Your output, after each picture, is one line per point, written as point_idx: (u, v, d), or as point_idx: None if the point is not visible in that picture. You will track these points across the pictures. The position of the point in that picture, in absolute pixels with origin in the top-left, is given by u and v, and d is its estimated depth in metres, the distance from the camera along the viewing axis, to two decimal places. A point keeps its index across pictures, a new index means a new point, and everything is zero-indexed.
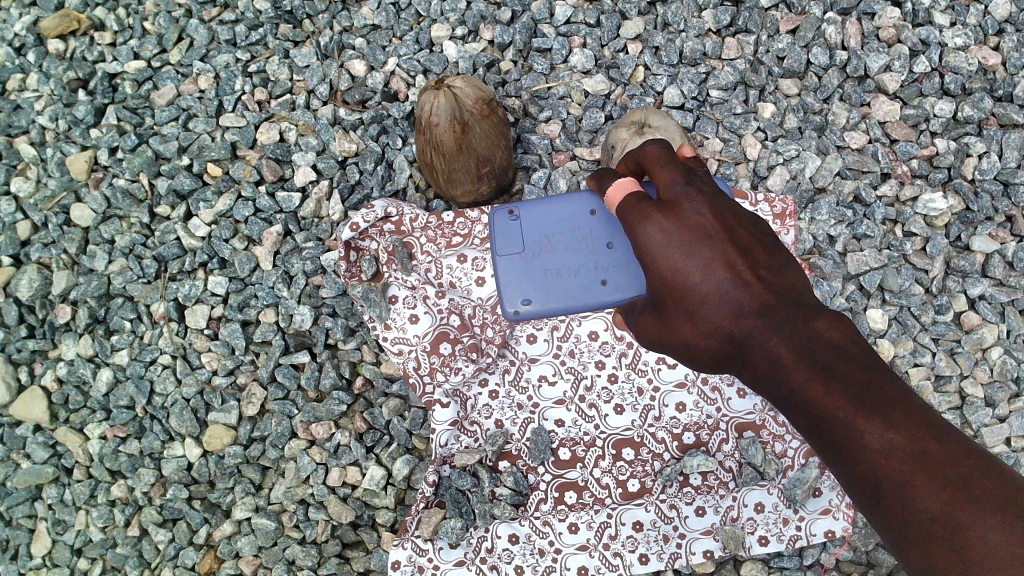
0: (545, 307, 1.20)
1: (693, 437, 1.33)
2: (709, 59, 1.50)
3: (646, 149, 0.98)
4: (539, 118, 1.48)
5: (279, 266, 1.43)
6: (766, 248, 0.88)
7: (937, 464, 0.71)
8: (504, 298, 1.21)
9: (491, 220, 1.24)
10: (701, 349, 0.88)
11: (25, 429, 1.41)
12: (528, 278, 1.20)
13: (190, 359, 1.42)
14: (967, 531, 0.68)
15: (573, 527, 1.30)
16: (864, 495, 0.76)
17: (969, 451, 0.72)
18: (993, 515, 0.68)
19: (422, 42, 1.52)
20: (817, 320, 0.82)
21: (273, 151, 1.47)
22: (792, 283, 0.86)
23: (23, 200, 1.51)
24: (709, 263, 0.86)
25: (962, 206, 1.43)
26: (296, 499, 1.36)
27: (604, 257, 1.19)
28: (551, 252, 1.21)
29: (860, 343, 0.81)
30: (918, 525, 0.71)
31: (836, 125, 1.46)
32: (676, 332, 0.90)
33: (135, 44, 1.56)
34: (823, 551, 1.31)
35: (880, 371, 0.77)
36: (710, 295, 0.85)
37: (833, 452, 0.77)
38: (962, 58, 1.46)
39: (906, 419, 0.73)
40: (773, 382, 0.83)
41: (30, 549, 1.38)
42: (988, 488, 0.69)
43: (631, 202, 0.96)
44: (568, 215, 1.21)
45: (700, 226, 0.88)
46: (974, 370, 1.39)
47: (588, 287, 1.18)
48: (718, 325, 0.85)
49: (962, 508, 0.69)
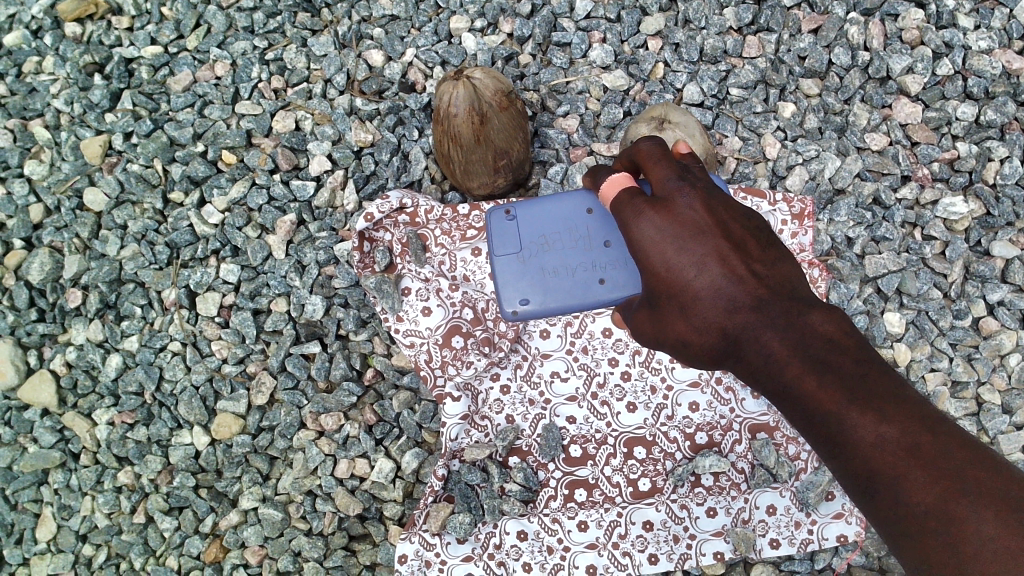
0: (544, 306, 1.18)
1: (706, 438, 1.32)
2: (730, 57, 1.49)
3: (639, 147, 0.96)
4: (557, 112, 1.47)
5: (292, 255, 1.42)
6: (760, 242, 0.85)
7: (932, 457, 0.68)
8: (502, 298, 1.19)
9: (487, 219, 1.23)
10: (694, 345, 0.85)
11: (33, 413, 1.41)
12: (526, 278, 1.19)
13: (200, 346, 1.41)
14: (964, 526, 0.66)
15: (583, 525, 1.28)
16: (860, 492, 0.73)
17: (965, 445, 0.69)
18: (989, 508, 0.66)
19: (441, 34, 1.51)
20: (811, 314, 0.80)
21: (288, 139, 1.46)
22: (787, 278, 0.84)
23: (36, 183, 1.50)
24: (702, 257, 0.82)
25: (982, 211, 1.41)
26: (304, 490, 1.35)
27: (602, 256, 1.18)
28: (549, 251, 1.20)
29: (855, 336, 0.79)
30: (914, 521, 0.68)
31: (856, 126, 1.45)
32: (670, 328, 0.87)
33: (153, 29, 1.55)
34: (834, 555, 1.29)
35: (875, 365, 0.75)
36: (704, 290, 0.82)
37: (827, 448, 0.75)
38: (987, 61, 1.45)
39: (900, 411, 0.71)
40: (768, 379, 0.80)
41: (35, 533, 1.38)
42: (984, 481, 0.67)
43: (624, 197, 0.93)
44: (565, 214, 1.20)
45: (692, 221, 0.85)
46: (992, 377, 1.37)
47: (587, 285, 1.17)
48: (713, 320, 0.82)
49: (957, 502, 0.66)
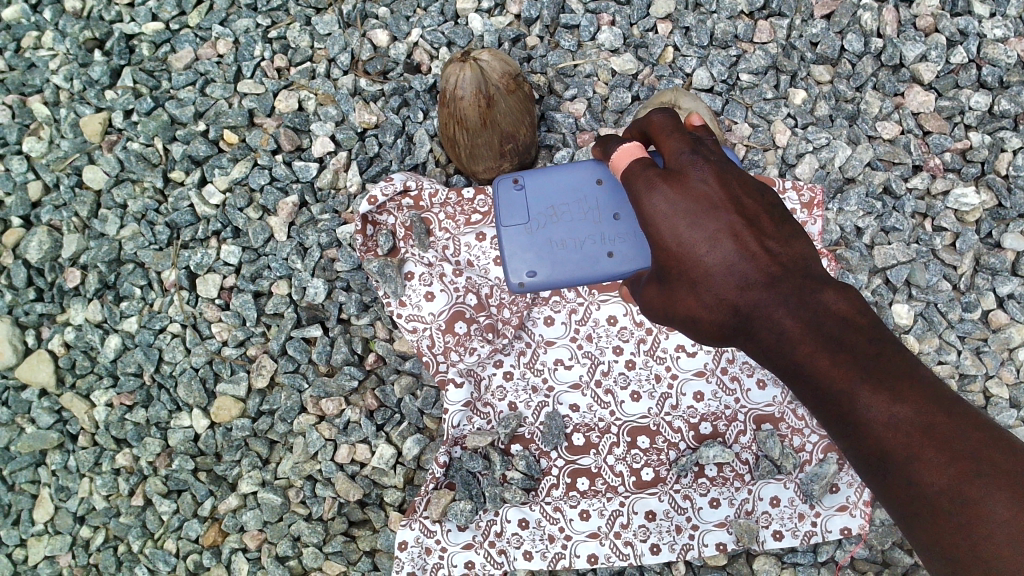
0: (551, 279, 1.17)
1: (710, 428, 1.30)
2: (741, 42, 1.46)
3: (652, 118, 0.94)
4: (564, 96, 1.45)
5: (293, 238, 1.40)
6: (774, 218, 0.83)
7: (946, 438, 0.68)
8: (509, 270, 1.18)
9: (495, 190, 1.20)
10: (704, 321, 0.84)
11: (31, 393, 1.39)
12: (533, 250, 1.18)
13: (200, 328, 1.39)
14: (978, 507, 0.66)
15: (584, 514, 1.27)
16: (871, 471, 0.73)
17: (980, 426, 0.69)
18: (1003, 489, 0.66)
19: (447, 14, 1.48)
20: (825, 292, 0.78)
21: (291, 120, 1.44)
22: (801, 255, 0.82)
23: (35, 160, 1.48)
24: (715, 233, 0.81)
25: (994, 202, 1.39)
26: (304, 475, 1.34)
27: (611, 229, 1.16)
28: (557, 222, 1.18)
29: (868, 314, 0.77)
30: (926, 501, 0.68)
31: (868, 115, 1.42)
32: (679, 304, 0.85)
33: (154, 5, 1.52)
34: (838, 548, 1.28)
35: (890, 345, 0.74)
36: (716, 267, 0.80)
37: (838, 427, 0.74)
38: (1001, 50, 1.42)
39: (915, 391, 0.70)
40: (778, 357, 0.79)
41: (32, 514, 1.37)
42: (998, 463, 0.67)
43: (635, 170, 0.90)
44: (574, 185, 1.18)
45: (706, 196, 0.83)
46: (1000, 370, 1.36)
47: (595, 258, 1.16)
48: (723, 297, 0.81)
49: (971, 483, 0.66)
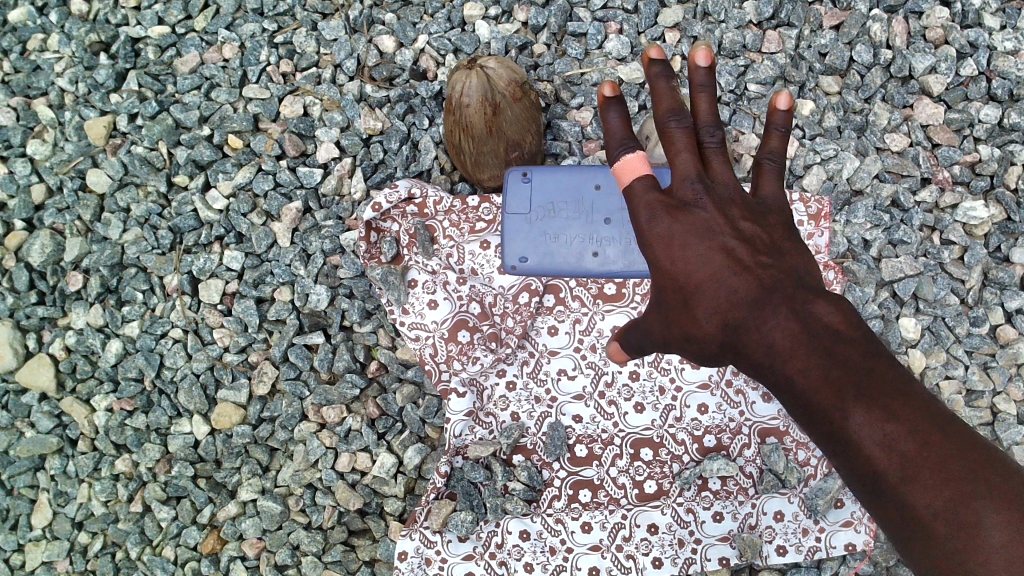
0: (539, 267, 1.26)
1: (714, 440, 1.29)
2: (749, 51, 1.45)
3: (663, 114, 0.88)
4: (571, 104, 1.44)
5: (297, 244, 1.39)
6: (770, 238, 0.83)
7: (940, 456, 0.64)
8: (504, 253, 1.26)
9: (504, 179, 1.27)
10: (700, 341, 0.83)
11: (31, 397, 1.39)
12: (529, 237, 1.25)
13: (201, 334, 1.39)
14: (973, 529, 0.62)
15: (586, 527, 1.26)
16: (865, 493, 0.69)
17: (974, 445, 0.65)
18: (998, 511, 0.62)
19: (454, 20, 1.47)
20: (816, 307, 0.76)
21: (296, 125, 1.43)
22: (796, 272, 0.81)
23: (39, 163, 1.48)
24: (709, 251, 0.80)
25: (1003, 216, 1.38)
26: (304, 483, 1.33)
27: (602, 231, 1.24)
28: (554, 217, 1.25)
29: (861, 331, 0.74)
30: (920, 524, 0.64)
31: (876, 126, 1.41)
32: (676, 324, 0.84)
33: (160, 9, 1.51)
34: (842, 564, 1.27)
35: (881, 361, 0.71)
36: (710, 283, 0.80)
37: (830, 447, 0.70)
38: (1012, 63, 1.40)
39: (906, 408, 0.67)
40: (769, 374, 0.76)
41: (30, 520, 1.36)
42: (993, 482, 0.63)
43: (637, 178, 0.88)
44: (576, 186, 1.26)
45: (704, 214, 0.82)
46: (1007, 386, 1.34)
47: (582, 255, 1.25)
48: (717, 314, 0.79)
49: (966, 503, 0.62)
